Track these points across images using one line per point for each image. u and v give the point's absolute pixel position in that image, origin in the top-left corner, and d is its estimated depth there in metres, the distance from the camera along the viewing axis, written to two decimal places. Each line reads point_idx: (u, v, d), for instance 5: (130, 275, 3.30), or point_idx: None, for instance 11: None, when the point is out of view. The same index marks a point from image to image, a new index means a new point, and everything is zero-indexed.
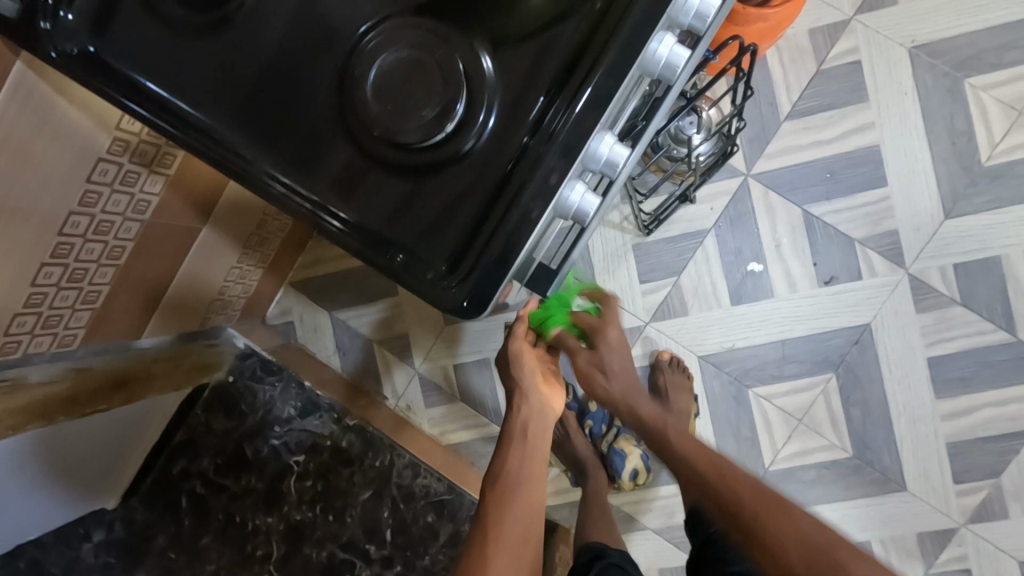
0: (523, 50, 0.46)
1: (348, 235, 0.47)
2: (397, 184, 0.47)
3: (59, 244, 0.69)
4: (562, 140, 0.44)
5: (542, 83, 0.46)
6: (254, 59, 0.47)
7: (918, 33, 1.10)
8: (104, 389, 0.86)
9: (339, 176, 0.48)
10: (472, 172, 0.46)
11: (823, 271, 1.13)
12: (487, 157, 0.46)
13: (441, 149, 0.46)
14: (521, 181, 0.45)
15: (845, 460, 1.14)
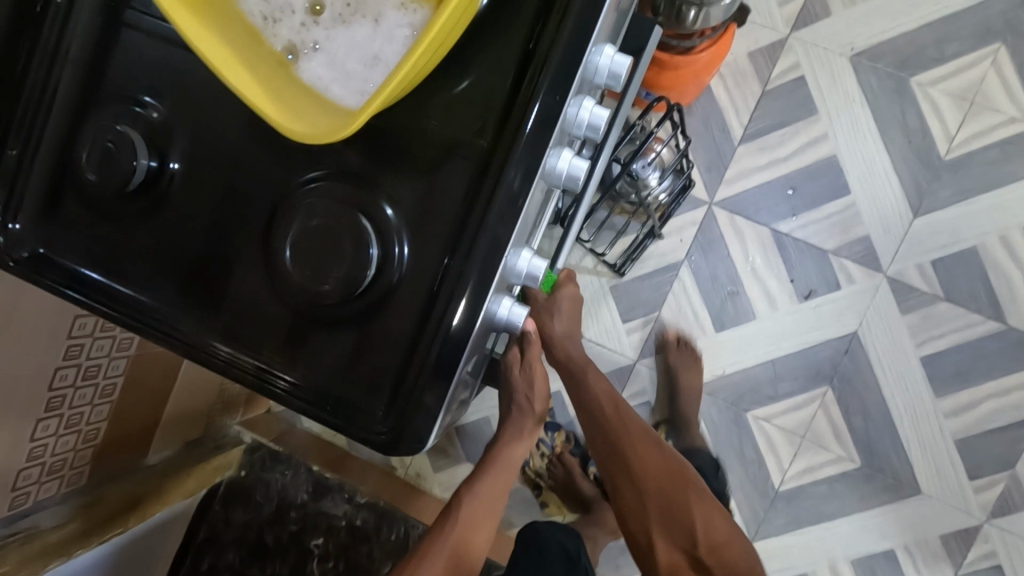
0: (427, 187, 0.49)
1: (290, 393, 0.50)
2: (328, 335, 0.50)
3: (50, 398, 0.74)
4: (471, 273, 0.47)
5: (446, 216, 0.48)
6: (187, 237, 0.52)
7: (856, 40, 1.11)
8: (119, 513, 0.89)
9: (276, 338, 0.51)
10: (394, 312, 0.49)
11: (801, 285, 1.13)
12: (405, 296, 0.49)
13: (362, 296, 0.49)
14: (439, 314, 0.48)
15: (855, 470, 1.13)
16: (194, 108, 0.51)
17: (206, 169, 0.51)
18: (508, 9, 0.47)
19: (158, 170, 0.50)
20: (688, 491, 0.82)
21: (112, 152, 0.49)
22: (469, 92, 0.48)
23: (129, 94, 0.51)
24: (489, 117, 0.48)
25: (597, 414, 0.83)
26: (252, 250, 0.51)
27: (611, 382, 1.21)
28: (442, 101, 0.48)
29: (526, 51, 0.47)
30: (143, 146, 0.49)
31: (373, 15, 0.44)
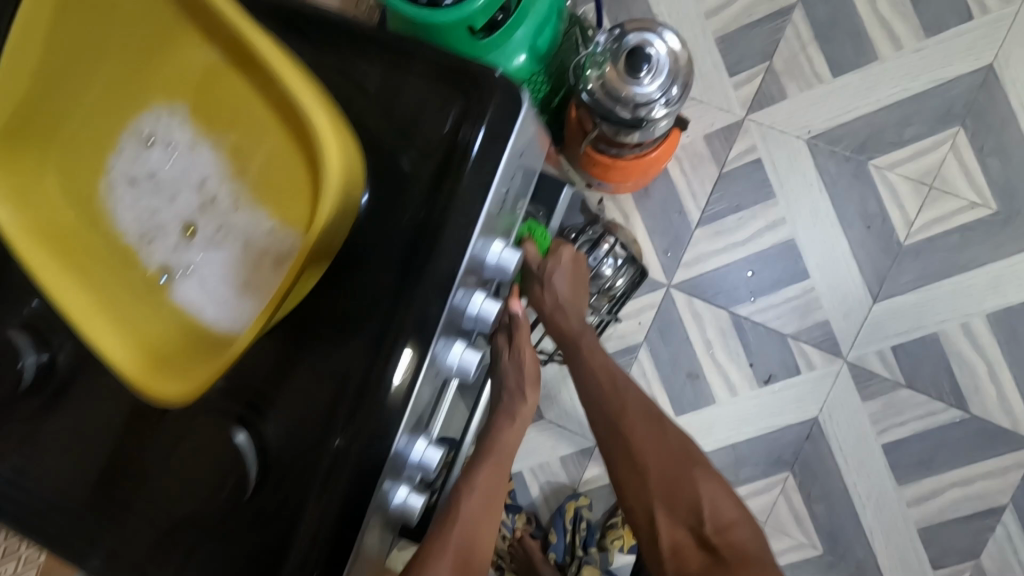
0: (306, 392, 0.46)
1: None
2: (211, 543, 0.47)
3: None
4: (343, 494, 0.44)
5: (326, 423, 0.46)
6: (76, 435, 0.50)
7: (813, 123, 1.09)
8: None
9: (153, 546, 0.48)
10: (272, 523, 0.46)
11: (760, 370, 1.12)
12: (287, 507, 0.45)
13: (244, 508, 0.46)
14: (312, 535, 0.45)
15: (817, 557, 1.11)
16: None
17: (91, 367, 0.50)
18: (390, 219, 0.48)
19: (47, 364, 0.49)
20: (692, 469, 0.72)
21: (3, 355, 0.49)
22: (351, 295, 0.47)
23: (19, 288, 0.50)
24: (369, 319, 0.47)
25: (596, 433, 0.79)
26: (134, 453, 0.49)
27: (573, 463, 1.20)
28: (324, 304, 0.47)
29: (405, 255, 0.47)
30: (33, 343, 0.49)
31: (244, 238, 0.43)
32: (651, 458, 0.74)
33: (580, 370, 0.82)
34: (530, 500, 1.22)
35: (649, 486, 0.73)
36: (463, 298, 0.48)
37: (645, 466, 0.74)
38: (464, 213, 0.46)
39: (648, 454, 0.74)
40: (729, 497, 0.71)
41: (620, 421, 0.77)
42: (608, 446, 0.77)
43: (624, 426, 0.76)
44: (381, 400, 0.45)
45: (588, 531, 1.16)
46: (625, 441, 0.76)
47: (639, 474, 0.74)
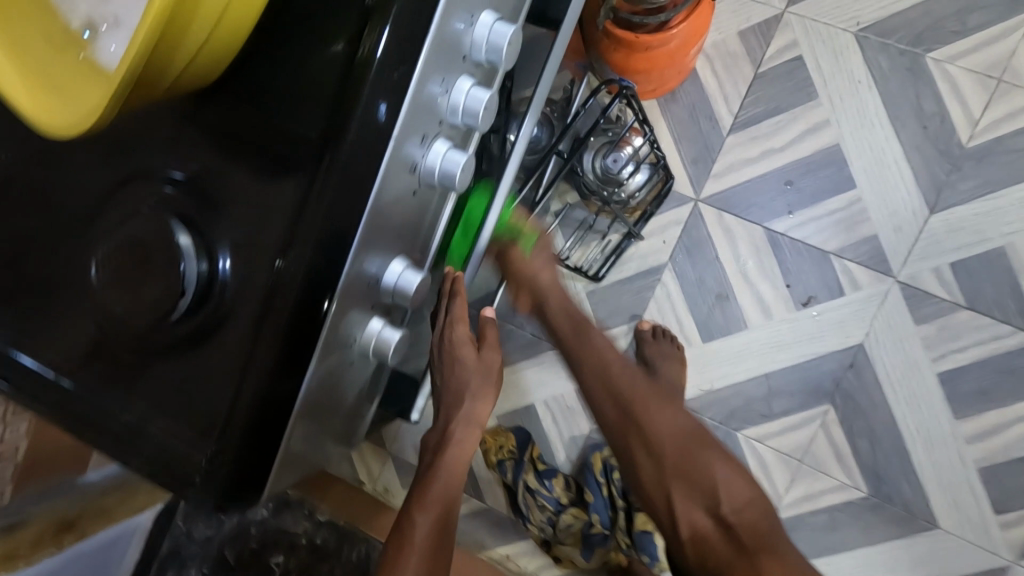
0: (258, 193, 0.40)
1: (100, 439, 0.41)
2: (154, 373, 0.41)
3: None
4: (301, 281, 0.37)
5: (290, 202, 0.39)
6: (16, 249, 0.44)
7: (863, 13, 0.97)
8: (46, 536, 0.84)
9: (93, 373, 0.42)
10: (222, 350, 0.40)
11: (799, 291, 1.01)
12: (229, 333, 0.39)
13: (184, 323, 0.39)
14: (267, 334, 0.38)
15: (861, 500, 1.00)
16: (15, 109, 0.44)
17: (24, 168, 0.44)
18: None
19: None
20: (705, 453, 0.69)
21: None
22: (304, 61, 0.39)
23: None
24: (326, 107, 0.38)
25: (602, 417, 0.74)
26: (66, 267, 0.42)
27: None
28: (275, 87, 0.39)
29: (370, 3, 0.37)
30: None
31: None
32: (664, 448, 0.69)
33: (581, 336, 0.78)
34: (543, 438, 1.14)
35: (667, 480, 0.68)
36: (441, 87, 0.40)
37: (652, 447, 0.70)
38: None
39: (665, 442, 0.70)
40: (740, 482, 0.66)
41: (633, 421, 0.71)
42: (625, 457, 0.71)
43: (640, 420, 0.71)
44: (344, 179, 0.37)
45: (624, 480, 1.06)
46: (623, 444, 0.71)
47: (654, 461, 0.69)
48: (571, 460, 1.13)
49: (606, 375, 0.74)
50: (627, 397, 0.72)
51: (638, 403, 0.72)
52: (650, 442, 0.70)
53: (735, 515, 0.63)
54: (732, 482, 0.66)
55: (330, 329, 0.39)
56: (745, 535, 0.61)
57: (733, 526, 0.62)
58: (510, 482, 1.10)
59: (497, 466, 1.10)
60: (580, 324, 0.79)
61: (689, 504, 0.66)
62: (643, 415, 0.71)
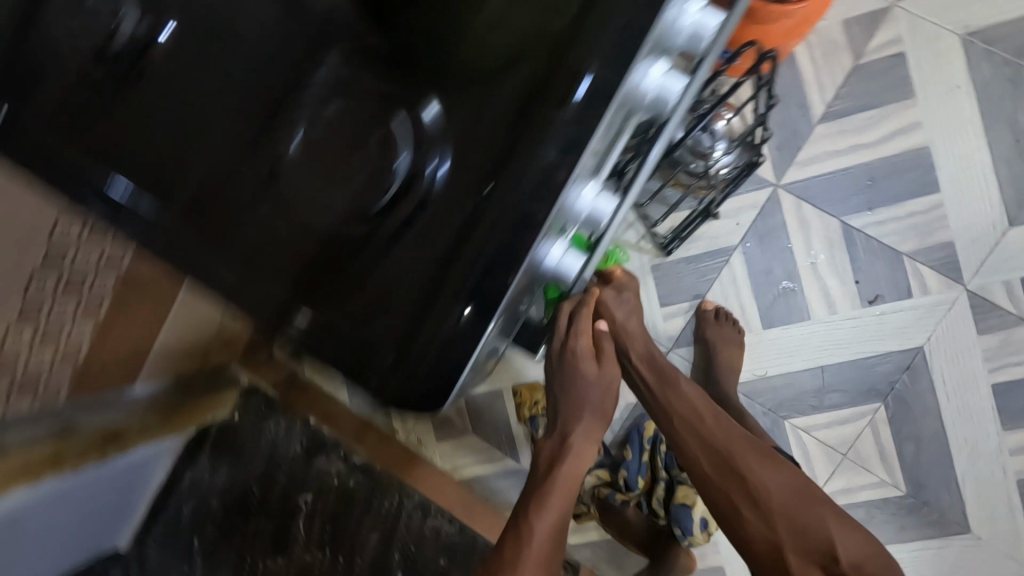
0: (481, 88, 0.35)
1: (291, 337, 0.39)
2: (332, 262, 0.38)
3: None
4: (528, 203, 0.36)
5: (514, 103, 0.36)
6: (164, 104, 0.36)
7: (972, 17, 0.96)
8: (94, 444, 0.84)
9: (264, 262, 0.38)
10: (419, 249, 0.37)
11: (866, 289, 1.01)
12: (456, 227, 0.37)
13: (393, 215, 0.37)
14: (485, 244, 0.37)
15: (898, 499, 1.02)
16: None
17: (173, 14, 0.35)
18: None
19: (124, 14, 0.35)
20: (766, 467, 0.64)
21: None
22: None
23: None
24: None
25: (690, 454, 0.64)
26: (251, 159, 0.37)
27: None
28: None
29: None
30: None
31: None
32: (776, 509, 0.61)
33: (667, 388, 0.67)
34: None
35: (775, 528, 0.61)
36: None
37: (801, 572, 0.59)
38: None
39: (772, 495, 0.62)
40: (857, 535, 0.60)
41: (706, 439, 0.64)
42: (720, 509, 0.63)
43: (711, 437, 0.64)
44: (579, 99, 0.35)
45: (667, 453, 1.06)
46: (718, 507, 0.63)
47: (766, 518, 0.61)
48: (614, 432, 1.12)
49: (695, 438, 0.65)
50: (738, 463, 0.63)
51: (739, 460, 0.63)
52: (740, 472, 0.63)
53: (851, 565, 0.58)
54: (845, 536, 0.60)
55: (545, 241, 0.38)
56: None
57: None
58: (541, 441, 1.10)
59: (530, 421, 1.11)
60: (668, 370, 0.67)
61: (814, 569, 0.59)
62: (748, 466, 0.63)
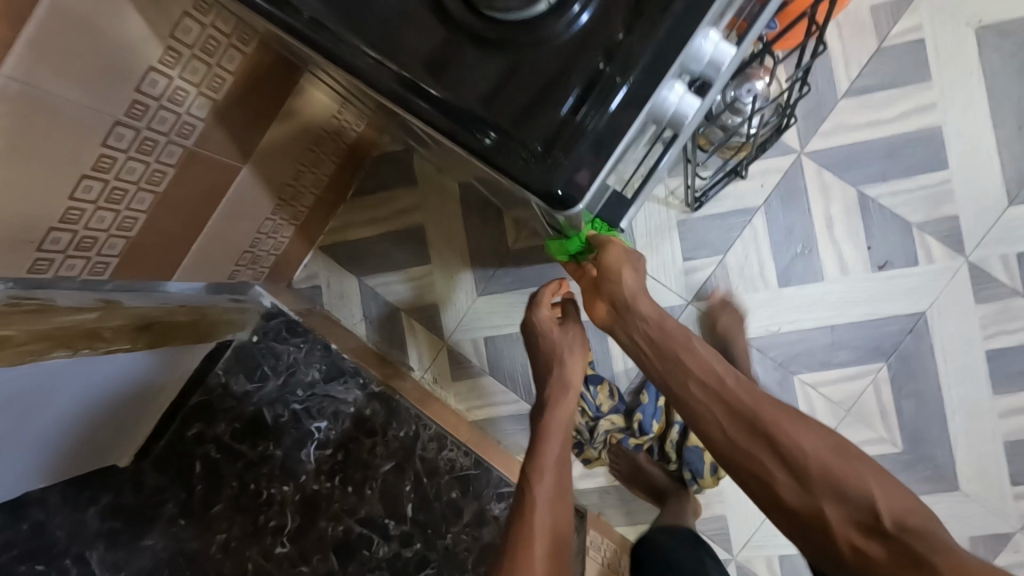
0: None
1: (435, 114, 0.48)
2: (480, 69, 0.49)
3: (100, 156, 0.66)
4: (665, 31, 0.45)
5: None
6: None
7: (986, 13, 1.06)
8: (130, 329, 0.83)
9: (436, 56, 0.49)
10: (554, 58, 0.48)
11: (877, 254, 1.08)
12: (603, 39, 0.47)
13: (551, 25, 0.47)
14: (628, 53, 0.46)
15: (895, 455, 1.08)
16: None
17: None
18: None
19: None
20: (798, 426, 0.58)
21: None
22: None
23: None
24: None
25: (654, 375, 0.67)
26: None
27: None
28: None
29: None
30: None
31: None
32: (812, 470, 0.56)
33: (682, 355, 0.65)
34: (604, 352, 1.16)
35: (735, 437, 0.60)
36: None
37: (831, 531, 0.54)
38: None
39: (735, 398, 0.61)
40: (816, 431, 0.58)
41: (728, 403, 0.61)
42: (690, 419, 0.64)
43: (737, 404, 0.61)
44: None
45: None
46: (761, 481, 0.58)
47: (799, 482, 0.57)
48: (631, 380, 1.15)
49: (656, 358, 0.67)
50: (697, 374, 0.64)
51: (693, 368, 0.64)
52: (700, 380, 0.63)
53: (893, 520, 0.52)
54: (890, 490, 0.54)
55: (677, 67, 0.45)
56: (823, 479, 0.55)
57: (807, 472, 0.56)
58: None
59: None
60: (675, 343, 0.66)
61: (859, 536, 0.53)
62: (709, 373, 0.63)
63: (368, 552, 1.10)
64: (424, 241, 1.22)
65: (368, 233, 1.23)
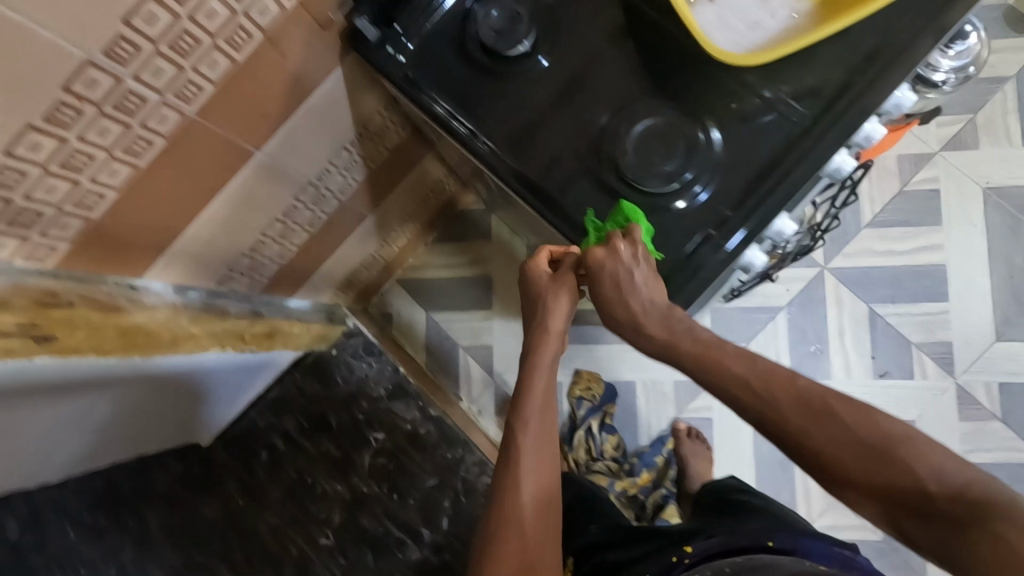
0: (736, 146, 0.62)
1: (567, 231, 0.63)
2: (613, 211, 0.63)
3: (290, 206, 0.84)
4: (763, 209, 0.60)
5: (769, 160, 0.61)
6: (552, 110, 0.65)
7: (993, 176, 1.26)
8: (261, 336, 0.98)
9: (576, 190, 0.64)
10: (675, 219, 0.62)
11: (878, 364, 1.26)
12: (714, 208, 0.62)
13: (677, 194, 0.62)
14: (731, 225, 0.61)
15: (873, 542, 1.22)
16: (583, 15, 0.65)
17: (559, 66, 0.65)
18: (844, 36, 0.61)
19: (528, 51, 0.64)
20: (837, 411, 0.52)
21: (504, 36, 0.63)
22: (792, 80, 0.62)
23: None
24: (815, 101, 0.61)
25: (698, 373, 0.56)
26: (597, 142, 0.63)
27: (682, 390, 1.31)
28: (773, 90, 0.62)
29: (845, 70, 0.61)
30: (529, 29, 0.64)
31: None
32: (852, 464, 0.51)
33: (718, 367, 0.55)
34: (631, 412, 1.32)
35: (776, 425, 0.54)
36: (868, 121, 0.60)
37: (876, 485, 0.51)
38: (909, 54, 0.59)
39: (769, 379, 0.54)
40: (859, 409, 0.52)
41: (757, 406, 0.54)
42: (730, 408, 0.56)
43: (769, 412, 0.54)
44: (808, 162, 0.60)
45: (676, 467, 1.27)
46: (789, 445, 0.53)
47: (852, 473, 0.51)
48: (650, 437, 1.31)
49: (695, 352, 0.56)
50: (720, 374, 0.55)
51: (717, 354, 0.56)
52: (732, 369, 0.55)
53: (952, 499, 0.48)
54: (941, 465, 0.49)
55: (760, 238, 0.61)
56: (865, 462, 0.51)
57: (854, 461, 0.51)
58: (580, 418, 1.30)
59: (577, 400, 1.30)
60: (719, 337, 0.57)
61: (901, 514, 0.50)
62: (733, 363, 0.55)
63: (401, 555, 1.24)
64: (490, 289, 1.40)
65: (441, 274, 1.42)
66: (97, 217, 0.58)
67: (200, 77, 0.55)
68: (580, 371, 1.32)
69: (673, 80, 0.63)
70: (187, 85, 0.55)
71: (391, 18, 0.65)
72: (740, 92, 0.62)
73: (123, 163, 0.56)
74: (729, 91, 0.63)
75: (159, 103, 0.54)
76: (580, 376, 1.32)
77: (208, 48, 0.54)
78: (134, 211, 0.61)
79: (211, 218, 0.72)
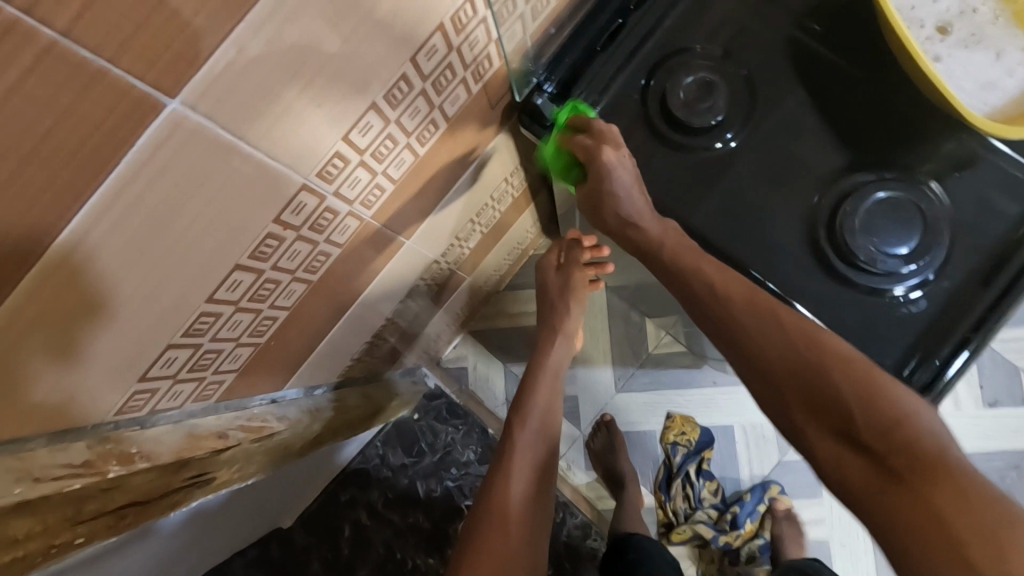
0: (965, 220, 0.56)
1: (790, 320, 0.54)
2: (833, 297, 0.55)
3: (414, 286, 0.77)
4: (1008, 294, 0.53)
5: (1005, 239, 0.55)
6: (751, 183, 0.58)
7: None
8: (365, 418, 0.90)
9: (789, 273, 0.56)
10: (905, 306, 0.55)
11: (987, 394, 1.21)
12: (947, 293, 0.55)
13: (905, 279, 0.54)
14: (971, 311, 0.54)
15: None
16: (779, 83, 0.59)
17: (757, 135, 0.58)
18: None
19: (723, 121, 0.58)
20: (825, 358, 0.44)
21: (697, 110, 0.57)
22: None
23: (698, 51, 0.59)
24: None
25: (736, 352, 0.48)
26: (809, 219, 0.56)
27: None
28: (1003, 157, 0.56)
29: None
30: (723, 98, 0.58)
31: (994, 50, 0.55)
32: (836, 428, 0.43)
33: (740, 327, 0.48)
34: (734, 458, 1.17)
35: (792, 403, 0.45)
36: None
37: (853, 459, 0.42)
38: None
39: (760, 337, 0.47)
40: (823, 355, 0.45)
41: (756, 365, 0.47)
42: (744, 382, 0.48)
43: (786, 373, 0.45)
44: None
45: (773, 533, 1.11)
46: (715, 335, 0.50)
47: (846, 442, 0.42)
48: (754, 482, 1.16)
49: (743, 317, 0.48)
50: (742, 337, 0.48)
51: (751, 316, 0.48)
52: (765, 323, 0.47)
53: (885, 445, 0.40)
54: (892, 417, 0.41)
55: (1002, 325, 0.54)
56: (833, 422, 0.43)
57: (830, 420, 0.43)
58: (676, 466, 1.16)
59: (671, 446, 1.16)
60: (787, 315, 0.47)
61: (820, 429, 0.44)
62: (759, 314, 0.48)
63: None
64: None
65: (518, 322, 1.31)
66: (265, 342, 0.51)
67: (386, 180, 0.48)
68: (675, 413, 1.18)
69: (885, 148, 0.57)
70: (373, 191, 0.48)
71: (569, 91, 0.58)
72: (976, 167, 0.56)
73: (299, 282, 0.48)
74: (953, 159, 0.56)
75: (346, 215, 0.47)
76: (678, 420, 1.17)
77: (402, 148, 0.47)
78: (296, 328, 0.54)
79: (354, 318, 0.64)
